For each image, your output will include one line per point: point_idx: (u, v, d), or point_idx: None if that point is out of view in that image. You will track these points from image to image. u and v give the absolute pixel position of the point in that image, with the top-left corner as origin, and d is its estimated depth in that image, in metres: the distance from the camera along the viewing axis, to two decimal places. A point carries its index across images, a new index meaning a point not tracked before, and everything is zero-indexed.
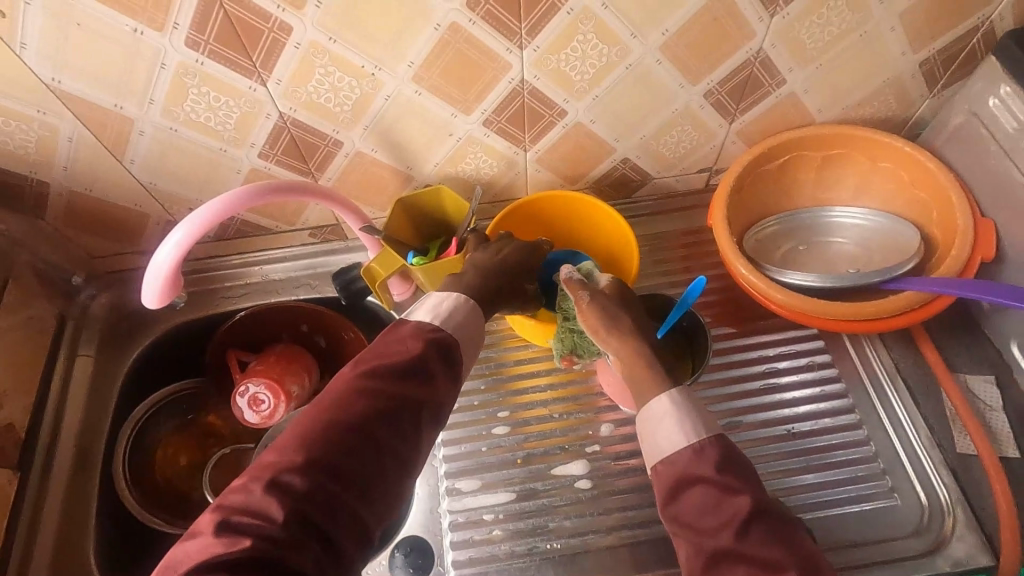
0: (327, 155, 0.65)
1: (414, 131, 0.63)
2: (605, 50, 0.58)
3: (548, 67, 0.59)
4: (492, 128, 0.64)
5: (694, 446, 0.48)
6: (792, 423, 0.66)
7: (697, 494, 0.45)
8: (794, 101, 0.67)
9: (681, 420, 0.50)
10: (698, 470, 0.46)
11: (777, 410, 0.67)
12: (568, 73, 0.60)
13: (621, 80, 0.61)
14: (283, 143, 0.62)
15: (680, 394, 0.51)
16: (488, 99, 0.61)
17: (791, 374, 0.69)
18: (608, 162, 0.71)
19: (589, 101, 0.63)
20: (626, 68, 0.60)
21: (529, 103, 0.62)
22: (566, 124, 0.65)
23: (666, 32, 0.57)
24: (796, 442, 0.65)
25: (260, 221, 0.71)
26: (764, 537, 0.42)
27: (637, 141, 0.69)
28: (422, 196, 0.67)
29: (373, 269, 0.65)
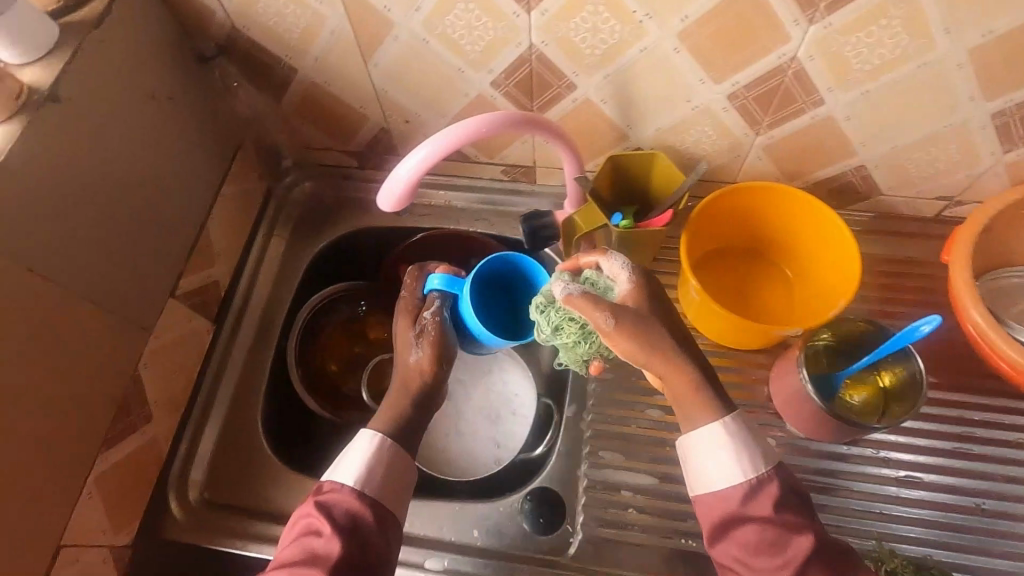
0: (354, 94, 0.72)
1: (422, 77, 0.68)
2: (619, 28, 0.58)
3: (555, 34, 0.59)
4: (500, 90, 0.67)
5: (369, 492, 0.54)
6: (761, 411, 0.71)
7: (308, 538, 0.51)
8: (832, 125, 0.64)
9: (368, 463, 0.55)
10: (350, 506, 0.53)
11: (750, 397, 0.71)
12: (579, 47, 0.60)
13: (635, 60, 0.61)
14: (326, 74, 0.70)
15: (378, 439, 0.56)
16: (496, 62, 0.64)
17: (770, 370, 0.73)
18: (622, 145, 0.73)
19: (599, 78, 0.64)
20: (639, 51, 0.60)
21: (537, 70, 0.64)
22: (575, 97, 0.67)
23: (685, 19, 0.56)
24: (762, 426, 0.70)
25: (315, 141, 0.80)
26: (820, 574, 0.49)
27: (653, 130, 0.70)
28: (636, 159, 0.70)
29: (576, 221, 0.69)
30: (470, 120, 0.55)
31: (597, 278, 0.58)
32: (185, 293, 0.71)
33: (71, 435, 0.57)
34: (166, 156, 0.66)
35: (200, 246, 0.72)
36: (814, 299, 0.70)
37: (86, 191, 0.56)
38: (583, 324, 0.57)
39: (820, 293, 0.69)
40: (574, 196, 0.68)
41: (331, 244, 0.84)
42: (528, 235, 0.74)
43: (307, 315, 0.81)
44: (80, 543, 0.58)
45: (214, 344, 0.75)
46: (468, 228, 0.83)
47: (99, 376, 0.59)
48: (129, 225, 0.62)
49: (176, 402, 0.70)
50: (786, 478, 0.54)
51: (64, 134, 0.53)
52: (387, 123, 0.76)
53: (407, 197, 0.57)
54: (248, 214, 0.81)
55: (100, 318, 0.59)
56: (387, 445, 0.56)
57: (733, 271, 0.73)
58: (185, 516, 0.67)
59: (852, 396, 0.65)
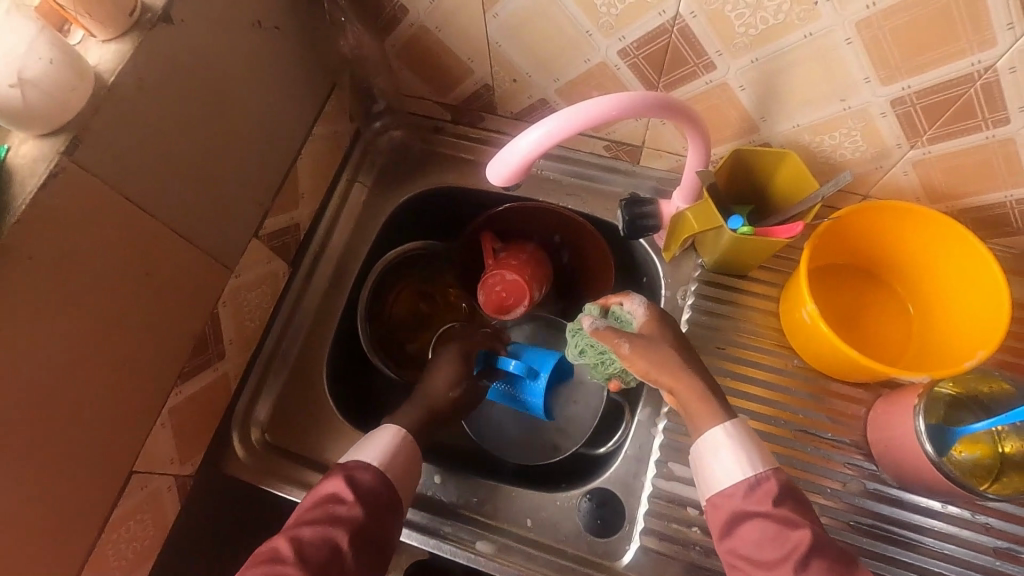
0: (466, 44, 0.66)
1: (545, 37, 0.61)
2: (787, 7, 0.50)
3: (709, 6, 0.52)
4: (627, 60, 0.61)
5: (387, 472, 0.56)
6: (830, 453, 0.64)
7: (334, 504, 0.52)
8: (1011, 151, 0.54)
9: (392, 449, 0.58)
10: (372, 485, 0.54)
11: (820, 436, 0.65)
12: (733, 23, 0.53)
13: (794, 47, 0.53)
14: (436, 17, 0.64)
15: (403, 434, 0.59)
16: (631, 30, 0.57)
17: (857, 410, 0.66)
18: (750, 140, 0.65)
19: (746, 62, 0.56)
20: (804, 36, 0.52)
21: (676, 44, 0.57)
22: (710, 80, 0.60)
23: (870, 6, 0.48)
24: (827, 472, 0.64)
25: (411, 86, 0.75)
26: (825, 567, 0.46)
27: (789, 128, 0.62)
28: (767, 159, 0.63)
29: (687, 218, 0.63)
30: (605, 98, 0.48)
31: (620, 313, 0.62)
32: (268, 233, 0.68)
33: (154, 368, 0.56)
34: (265, 90, 0.62)
35: (289, 187, 0.69)
36: (941, 351, 0.61)
37: (188, 121, 0.53)
38: (601, 348, 0.63)
39: (947, 347, 0.61)
40: (688, 191, 0.62)
41: (410, 199, 0.80)
42: (626, 224, 0.67)
43: (384, 266, 0.78)
44: (151, 472, 0.59)
45: (287, 287, 0.74)
46: (557, 202, 0.77)
47: (183, 312, 0.58)
48: (225, 159, 0.59)
49: (247, 342, 0.69)
50: (788, 482, 0.52)
51: (171, 58, 0.50)
52: (492, 80, 0.70)
53: (520, 173, 0.51)
54: (335, 157, 0.77)
55: (192, 254, 0.57)
56: (410, 440, 0.60)
57: (846, 295, 0.66)
58: (248, 456, 0.68)
59: (963, 453, 0.57)
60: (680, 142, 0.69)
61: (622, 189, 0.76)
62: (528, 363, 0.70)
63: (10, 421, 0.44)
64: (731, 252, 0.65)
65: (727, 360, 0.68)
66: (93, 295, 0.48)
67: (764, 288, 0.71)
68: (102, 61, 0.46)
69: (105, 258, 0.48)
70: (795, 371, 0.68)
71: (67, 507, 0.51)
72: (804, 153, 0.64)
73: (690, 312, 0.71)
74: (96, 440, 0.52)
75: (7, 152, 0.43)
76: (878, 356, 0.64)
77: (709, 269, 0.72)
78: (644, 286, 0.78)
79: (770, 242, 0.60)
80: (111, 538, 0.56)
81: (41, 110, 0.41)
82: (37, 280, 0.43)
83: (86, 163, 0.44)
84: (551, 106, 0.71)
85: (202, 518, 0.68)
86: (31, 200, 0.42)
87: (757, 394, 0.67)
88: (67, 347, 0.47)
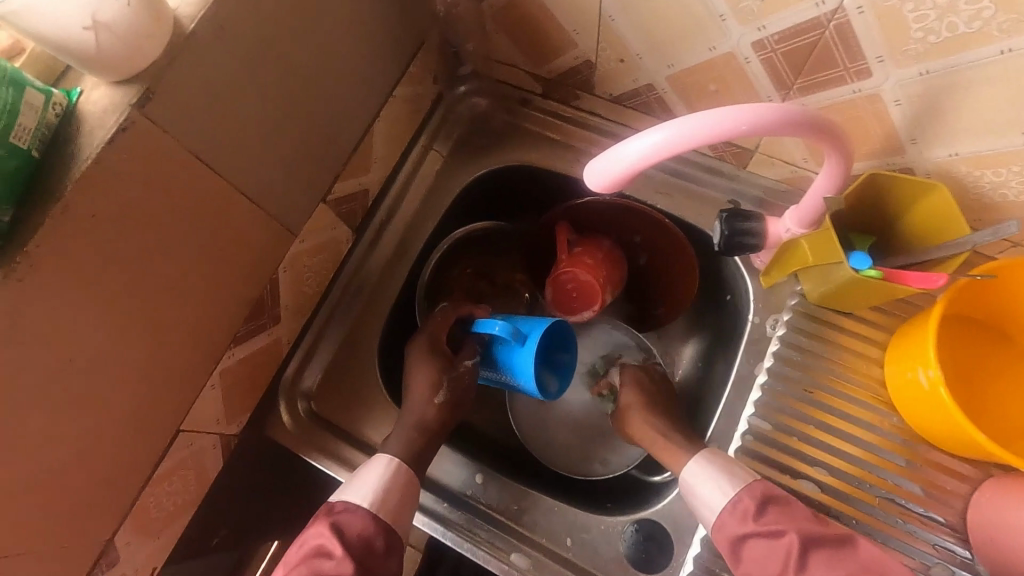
0: (573, 13, 0.58)
1: (668, 16, 0.53)
2: (988, 14, 0.40)
3: (884, 1, 0.43)
4: (761, 54, 0.52)
5: (380, 513, 0.52)
6: (919, 529, 0.56)
7: (320, 557, 0.48)
8: None
9: (383, 486, 0.54)
10: (364, 530, 0.51)
11: (909, 507, 0.57)
12: (909, 27, 0.44)
13: (981, 63, 0.43)
14: None
15: (394, 464, 0.56)
16: (775, 19, 0.48)
17: (959, 486, 0.57)
18: (890, 162, 0.55)
19: (912, 73, 0.47)
20: (1000, 52, 0.42)
21: (828, 42, 0.48)
22: (859, 88, 0.50)
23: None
24: (911, 549, 0.56)
25: (503, 52, 0.68)
26: (825, 563, 0.46)
27: (944, 156, 0.52)
28: (906, 189, 0.53)
29: (802, 245, 0.57)
30: (736, 109, 0.42)
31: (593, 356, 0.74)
32: (336, 198, 0.64)
33: (209, 330, 0.54)
34: (349, 45, 0.57)
35: (362, 151, 0.65)
36: None
37: (266, 75, 0.49)
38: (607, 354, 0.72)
39: None
40: (806, 214, 0.53)
41: (485, 175, 0.74)
42: (723, 239, 0.58)
43: (448, 246, 0.73)
44: (198, 431, 0.58)
45: (349, 254, 0.70)
46: (642, 201, 0.70)
47: (243, 276, 0.55)
48: (300, 119, 0.54)
49: (303, 308, 0.67)
50: (765, 492, 0.52)
51: (256, 5, 0.45)
52: (595, 57, 0.62)
53: (622, 182, 0.45)
54: (414, 121, 0.72)
55: (257, 218, 0.54)
56: (403, 469, 0.56)
57: (971, 352, 0.57)
58: (292, 424, 0.67)
59: None
60: (802, 153, 0.59)
61: (721, 194, 0.68)
62: (515, 326, 0.59)
63: (65, 378, 0.43)
64: (844, 290, 0.57)
65: (813, 406, 0.61)
66: (154, 255, 0.45)
67: (871, 331, 0.62)
68: (183, 4, 0.42)
69: (170, 218, 0.45)
70: (892, 432, 0.59)
71: (112, 461, 0.50)
72: (954, 187, 0.53)
73: (778, 345, 0.64)
74: (146, 399, 0.51)
75: (78, 97, 0.40)
76: (997, 431, 0.55)
77: (808, 300, 0.64)
78: (727, 304, 0.71)
79: (897, 289, 0.52)
80: (153, 491, 0.56)
81: (115, 57, 0.38)
82: (99, 238, 0.41)
83: (157, 117, 0.41)
84: (657, 94, 0.63)
85: (242, 476, 0.67)
86: (97, 154, 0.39)
87: (842, 449, 0.59)
88: (124, 307, 0.45)
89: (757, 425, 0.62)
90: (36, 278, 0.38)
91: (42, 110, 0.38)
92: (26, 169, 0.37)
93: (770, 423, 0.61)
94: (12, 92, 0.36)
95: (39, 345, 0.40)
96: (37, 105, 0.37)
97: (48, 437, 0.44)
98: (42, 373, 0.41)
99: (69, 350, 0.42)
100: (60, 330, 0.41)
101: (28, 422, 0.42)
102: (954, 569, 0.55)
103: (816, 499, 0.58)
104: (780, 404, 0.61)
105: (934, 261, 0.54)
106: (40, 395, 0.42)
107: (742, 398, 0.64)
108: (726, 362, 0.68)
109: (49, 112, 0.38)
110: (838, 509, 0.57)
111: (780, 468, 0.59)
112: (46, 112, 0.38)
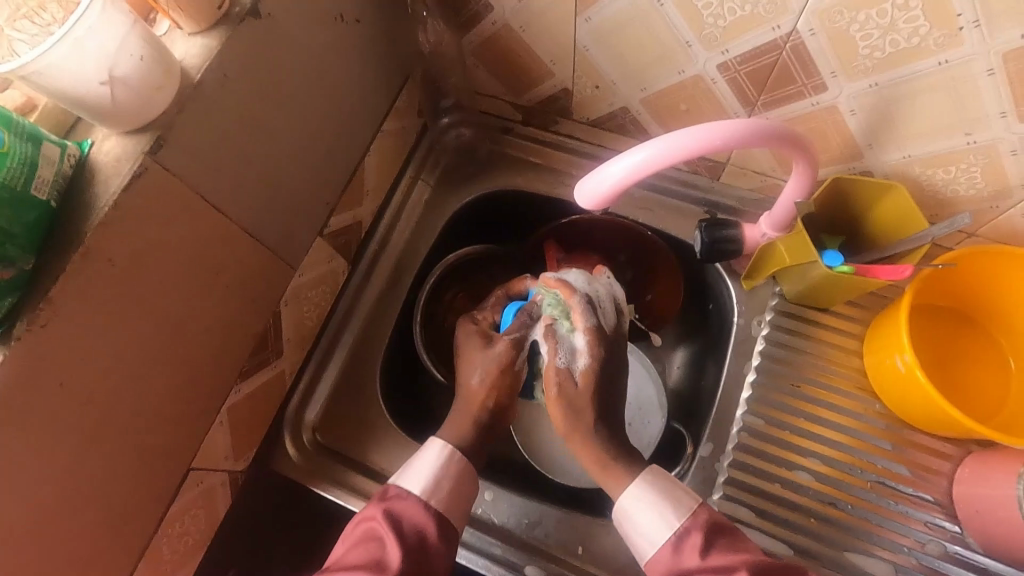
0: (549, 47, 0.62)
1: (640, 45, 0.57)
2: (925, 31, 0.45)
3: (834, 23, 0.48)
4: (726, 75, 0.56)
5: (434, 503, 0.54)
6: (912, 509, 0.60)
7: (376, 542, 0.50)
8: None
9: (435, 475, 0.55)
10: (418, 519, 0.52)
11: (899, 487, 0.60)
12: (857, 44, 0.48)
13: (925, 73, 0.48)
14: (522, 17, 0.60)
15: (445, 450, 0.56)
16: (737, 44, 0.53)
17: (944, 467, 0.61)
18: (850, 166, 0.60)
19: (864, 86, 0.51)
20: (938, 63, 0.47)
21: (787, 62, 0.52)
22: (818, 102, 0.55)
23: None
24: (907, 527, 0.59)
25: (484, 83, 0.72)
26: None
27: (898, 157, 0.56)
28: (867, 189, 0.58)
29: (779, 250, 0.61)
30: (716, 125, 0.46)
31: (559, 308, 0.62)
32: (332, 231, 0.66)
33: (216, 367, 0.55)
34: (339, 85, 0.60)
35: (356, 185, 0.67)
36: None
37: (265, 119, 0.51)
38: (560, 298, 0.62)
39: None
40: (779, 219, 0.58)
41: (473, 200, 0.77)
42: (704, 246, 0.62)
43: (441, 272, 0.74)
44: (208, 468, 0.58)
45: (345, 286, 0.71)
46: (625, 215, 0.73)
47: (248, 312, 0.57)
48: (296, 158, 0.56)
49: (305, 341, 0.67)
50: (709, 521, 0.51)
51: (256, 53, 0.48)
52: (572, 84, 0.66)
53: (610, 199, 0.49)
54: (400, 153, 0.74)
55: (260, 254, 0.55)
56: (456, 456, 0.56)
57: (938, 339, 0.61)
58: (299, 456, 0.66)
59: None
60: (770, 163, 0.64)
61: (699, 205, 0.72)
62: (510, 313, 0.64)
63: (83, 422, 0.44)
64: (819, 288, 0.61)
65: (801, 400, 0.64)
66: (166, 294, 0.47)
67: (849, 324, 0.66)
68: (189, 56, 0.45)
69: (180, 257, 0.47)
70: (876, 418, 0.62)
71: (127, 503, 0.50)
72: (911, 184, 0.58)
73: (763, 345, 0.67)
74: (158, 438, 0.51)
75: (91, 148, 0.42)
76: (968, 408, 0.59)
77: (786, 299, 0.68)
78: (711, 313, 0.74)
79: (868, 283, 0.56)
80: (165, 533, 0.56)
81: (128, 108, 0.40)
82: (116, 282, 0.43)
83: (168, 163, 0.43)
84: (632, 116, 0.67)
85: (250, 515, 0.67)
86: (114, 202, 0.41)
87: (832, 437, 0.62)
88: (137, 348, 0.46)
89: (750, 421, 0.64)
90: (56, 324, 0.39)
91: (59, 162, 0.39)
92: (45, 218, 0.39)
93: (762, 418, 0.64)
94: (31, 147, 0.38)
95: (60, 391, 0.41)
96: (53, 157, 0.39)
97: (68, 483, 0.44)
98: (62, 418, 0.42)
99: (88, 392, 0.43)
100: (80, 376, 0.42)
101: (49, 467, 0.42)
102: (945, 544, 0.58)
103: (812, 488, 0.61)
104: (769, 400, 0.64)
105: (902, 255, 0.58)
106: (59, 440, 0.42)
107: (735, 397, 0.66)
108: (717, 363, 0.71)
109: (65, 164, 0.40)
110: (834, 496, 0.61)
111: (774, 462, 0.63)
112: (62, 164, 0.40)
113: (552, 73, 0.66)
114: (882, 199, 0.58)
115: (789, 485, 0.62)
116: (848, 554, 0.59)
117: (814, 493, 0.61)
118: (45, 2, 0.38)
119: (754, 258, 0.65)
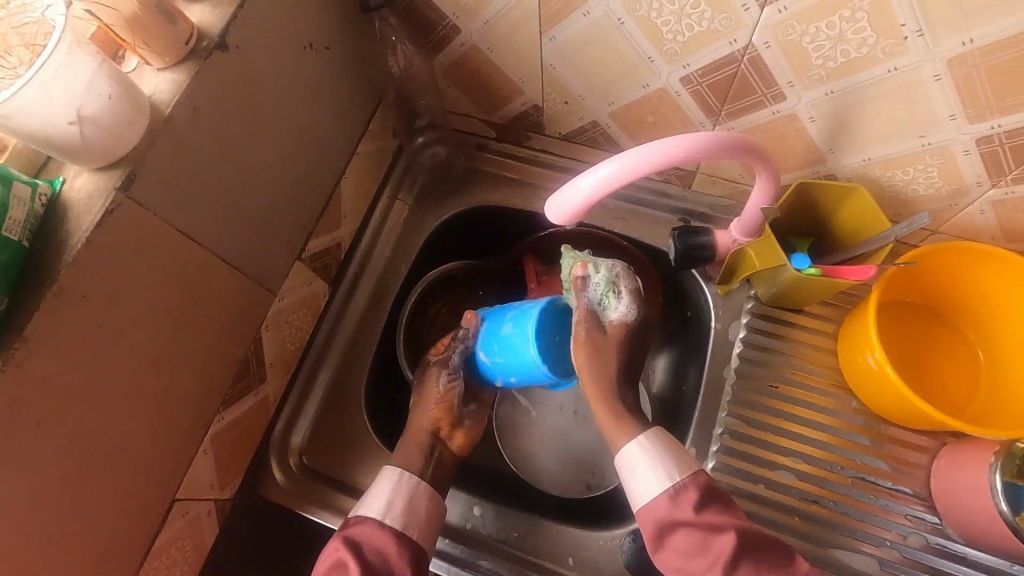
0: (517, 66, 0.64)
1: (604, 61, 0.59)
2: (873, 40, 0.47)
3: (787, 36, 0.49)
4: (689, 87, 0.58)
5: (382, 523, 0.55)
6: (892, 503, 0.61)
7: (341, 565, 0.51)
8: None
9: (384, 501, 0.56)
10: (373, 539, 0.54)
11: (879, 482, 0.61)
12: (810, 55, 0.50)
13: (876, 79, 0.50)
14: (489, 38, 0.62)
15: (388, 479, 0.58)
16: (697, 58, 0.54)
17: (921, 461, 0.62)
18: (814, 170, 0.62)
19: (820, 94, 0.53)
20: (888, 71, 0.48)
21: (746, 73, 0.54)
22: (778, 110, 0.57)
23: (967, 43, 0.44)
24: (888, 521, 0.60)
25: (456, 101, 0.73)
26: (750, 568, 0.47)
27: (859, 160, 0.58)
28: (828, 194, 0.60)
29: (750, 256, 0.62)
30: (677, 137, 0.47)
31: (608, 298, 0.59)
32: (311, 255, 0.66)
33: (198, 396, 0.55)
34: (311, 113, 0.60)
35: (333, 208, 0.68)
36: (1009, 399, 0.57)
37: (238, 149, 0.52)
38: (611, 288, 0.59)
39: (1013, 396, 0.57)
40: (748, 224, 0.60)
41: (452, 218, 0.77)
42: (678, 253, 0.64)
43: (422, 290, 0.75)
44: (193, 498, 0.58)
45: (327, 308, 0.72)
46: (601, 225, 0.75)
47: (228, 340, 0.57)
48: (271, 185, 0.57)
49: (287, 365, 0.67)
50: (708, 484, 0.52)
51: (226, 85, 0.49)
52: (542, 101, 0.68)
53: (581, 212, 0.50)
54: (377, 173, 0.75)
55: (238, 281, 0.56)
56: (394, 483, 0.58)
57: (907, 333, 0.63)
58: (286, 481, 0.66)
59: None
60: (737, 170, 0.66)
61: (672, 213, 0.73)
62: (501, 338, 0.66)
63: (64, 459, 0.44)
64: (790, 290, 0.63)
65: (780, 401, 0.65)
66: (142, 327, 0.47)
67: (823, 324, 0.67)
68: (158, 92, 0.46)
69: (156, 289, 0.47)
70: (854, 414, 0.64)
71: (111, 538, 0.50)
72: (872, 185, 0.60)
73: (742, 347, 0.68)
74: (141, 471, 0.51)
75: (62, 185, 0.42)
76: (939, 401, 0.60)
77: (762, 302, 0.69)
78: (690, 319, 0.75)
79: (838, 283, 0.58)
80: (152, 566, 0.55)
81: (97, 145, 0.41)
82: (92, 317, 0.43)
83: (140, 198, 0.44)
84: (602, 129, 0.68)
85: (240, 544, 0.66)
86: (87, 238, 0.41)
87: (811, 436, 0.64)
88: (115, 382, 0.46)
89: (732, 423, 0.65)
90: (32, 363, 0.39)
91: (29, 202, 0.40)
92: (18, 258, 0.39)
93: (743, 420, 0.65)
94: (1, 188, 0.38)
95: (37, 431, 0.41)
96: (24, 197, 0.39)
97: (50, 521, 0.44)
98: (42, 455, 0.42)
99: (69, 428, 0.43)
100: (59, 413, 0.42)
101: (30, 507, 0.42)
102: (926, 536, 0.59)
103: (795, 487, 0.62)
104: (748, 401, 0.66)
105: (865, 255, 0.60)
106: (39, 479, 0.42)
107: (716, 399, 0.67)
108: (697, 369, 0.72)
109: (36, 204, 0.40)
110: (817, 494, 0.62)
111: (756, 462, 0.63)
112: (33, 203, 0.40)
113: (522, 91, 0.67)
114: (841, 205, 0.60)
115: (773, 485, 0.62)
116: (834, 551, 0.60)
117: (797, 493, 0.62)
118: (11, 46, 0.39)
119: (730, 262, 0.66)
